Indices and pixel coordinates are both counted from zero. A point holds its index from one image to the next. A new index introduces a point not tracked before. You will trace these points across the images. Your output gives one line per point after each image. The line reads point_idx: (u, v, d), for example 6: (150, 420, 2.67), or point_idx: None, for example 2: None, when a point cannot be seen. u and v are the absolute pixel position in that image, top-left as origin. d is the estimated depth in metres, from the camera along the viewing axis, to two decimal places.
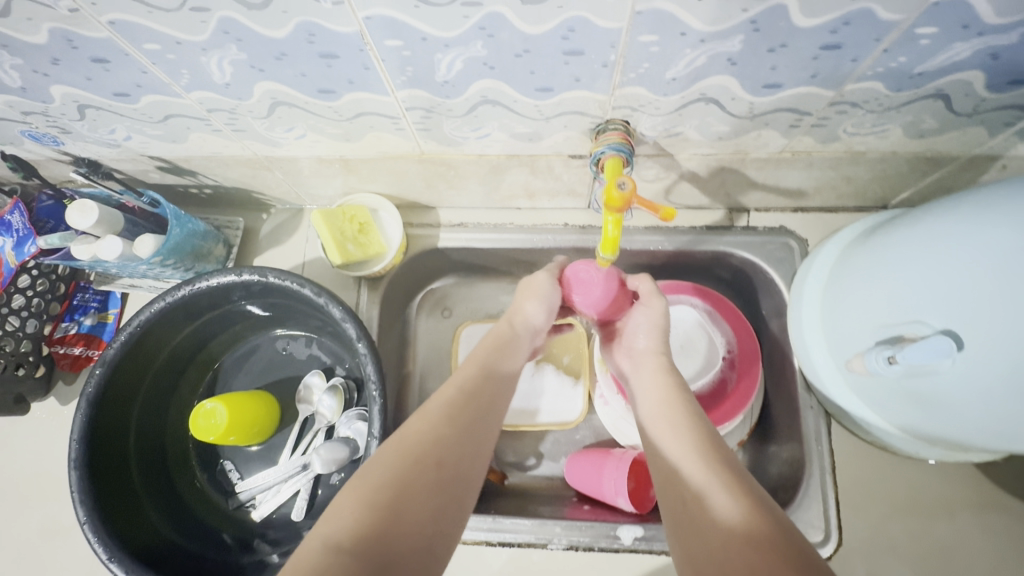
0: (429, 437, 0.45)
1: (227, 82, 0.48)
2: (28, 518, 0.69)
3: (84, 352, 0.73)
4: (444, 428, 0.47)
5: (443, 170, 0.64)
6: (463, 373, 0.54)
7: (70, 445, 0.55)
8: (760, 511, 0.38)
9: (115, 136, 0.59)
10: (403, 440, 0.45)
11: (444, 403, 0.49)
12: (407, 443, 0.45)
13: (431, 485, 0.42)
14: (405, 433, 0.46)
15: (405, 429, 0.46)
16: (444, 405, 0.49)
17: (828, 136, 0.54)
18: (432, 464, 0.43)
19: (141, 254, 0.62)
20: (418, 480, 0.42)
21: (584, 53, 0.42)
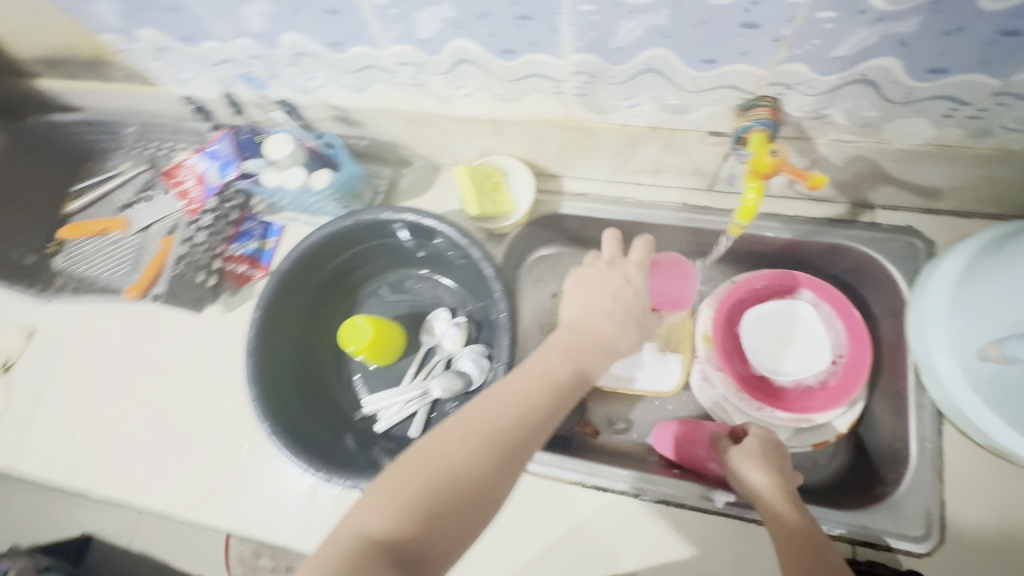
0: (438, 451, 0.47)
1: (427, 38, 0.56)
2: (190, 402, 0.81)
3: (246, 270, 0.85)
4: (470, 459, 0.46)
5: (583, 138, 0.70)
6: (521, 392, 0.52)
7: (249, 336, 0.66)
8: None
9: (312, 83, 0.69)
10: (449, 436, 0.48)
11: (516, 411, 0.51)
12: (468, 415, 0.50)
13: (455, 508, 0.45)
14: (433, 440, 0.48)
15: (467, 435, 0.48)
16: (471, 419, 0.49)
17: (981, 129, 0.55)
18: (432, 481, 0.45)
19: (316, 185, 0.72)
20: (457, 478, 0.45)
21: (758, 27, 0.46)
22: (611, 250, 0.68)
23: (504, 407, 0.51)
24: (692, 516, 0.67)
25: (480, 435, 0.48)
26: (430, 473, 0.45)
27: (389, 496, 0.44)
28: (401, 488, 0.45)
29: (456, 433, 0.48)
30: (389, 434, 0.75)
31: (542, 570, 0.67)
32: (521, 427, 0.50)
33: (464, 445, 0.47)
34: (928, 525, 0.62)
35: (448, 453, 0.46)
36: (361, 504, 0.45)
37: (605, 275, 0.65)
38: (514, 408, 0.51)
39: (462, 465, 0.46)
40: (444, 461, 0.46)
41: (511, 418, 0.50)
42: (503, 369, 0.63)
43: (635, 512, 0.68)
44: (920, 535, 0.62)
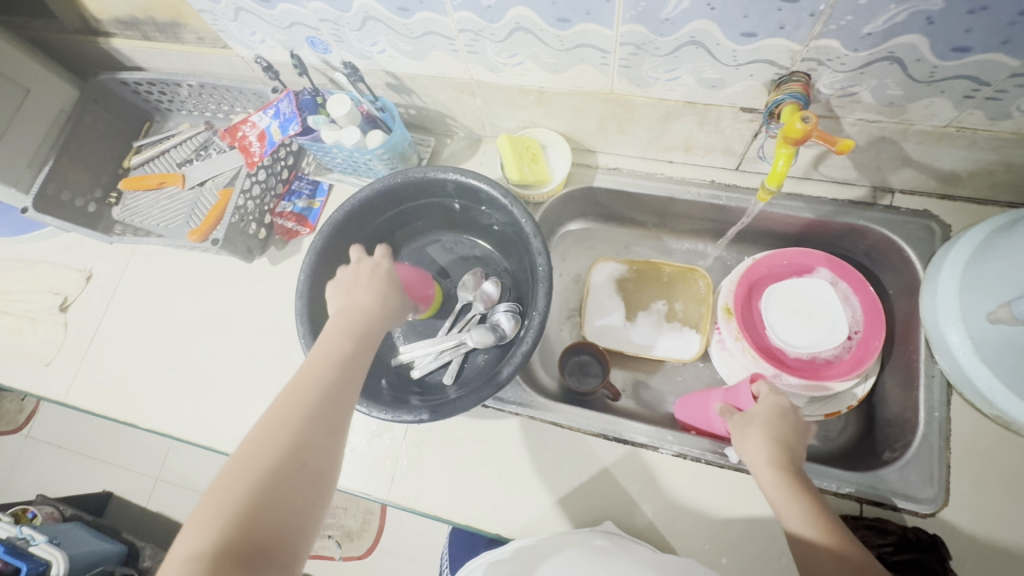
0: (271, 439, 0.48)
1: (490, 5, 0.61)
2: (237, 345, 0.86)
3: (295, 226, 0.91)
4: (273, 443, 0.47)
5: (621, 111, 0.75)
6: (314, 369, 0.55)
7: (301, 278, 0.70)
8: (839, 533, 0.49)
9: (373, 49, 0.75)
10: (281, 416, 0.50)
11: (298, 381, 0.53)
12: (261, 432, 0.48)
13: (287, 492, 0.45)
14: (253, 433, 0.48)
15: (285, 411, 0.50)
16: (283, 405, 0.50)
17: (999, 112, 0.59)
18: (255, 479, 0.45)
19: (370, 144, 0.78)
20: (261, 448, 0.47)
21: (797, 2, 0.51)
22: (360, 257, 0.71)
23: (316, 392, 0.52)
24: (709, 469, 0.71)
25: (280, 411, 0.50)
26: (262, 458, 0.46)
27: (253, 464, 0.46)
28: (237, 482, 0.45)
29: (270, 413, 0.50)
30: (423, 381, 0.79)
31: (563, 512, 0.71)
32: (310, 402, 0.51)
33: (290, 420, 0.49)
34: (934, 487, 0.65)
35: (263, 436, 0.48)
36: (220, 482, 0.45)
37: (359, 273, 0.68)
38: (314, 390, 0.52)
39: (257, 438, 0.48)
40: (269, 441, 0.47)
41: (305, 392, 0.52)
42: (540, 320, 0.66)
43: (654, 465, 0.72)
44: (926, 497, 0.65)
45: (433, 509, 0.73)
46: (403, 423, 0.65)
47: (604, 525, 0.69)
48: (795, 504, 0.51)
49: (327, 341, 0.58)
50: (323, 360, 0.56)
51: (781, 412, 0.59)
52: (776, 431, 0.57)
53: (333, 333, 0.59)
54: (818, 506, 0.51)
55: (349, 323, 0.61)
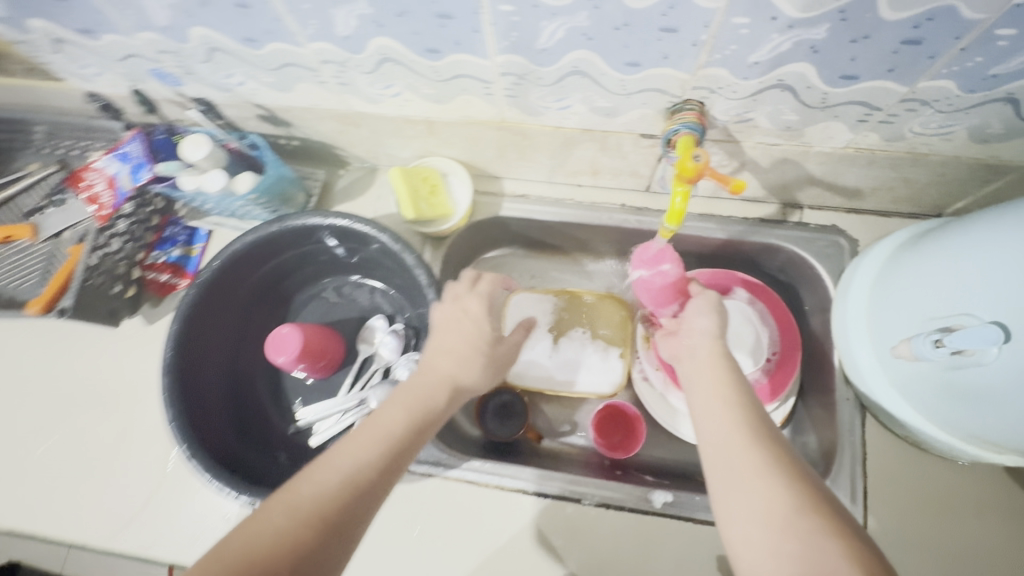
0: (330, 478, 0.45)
1: (347, 35, 0.53)
2: (107, 424, 0.75)
3: (170, 279, 0.81)
4: (335, 484, 0.44)
5: (518, 139, 0.69)
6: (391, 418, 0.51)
7: (165, 351, 0.62)
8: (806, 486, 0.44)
9: (230, 81, 0.65)
10: (297, 490, 0.44)
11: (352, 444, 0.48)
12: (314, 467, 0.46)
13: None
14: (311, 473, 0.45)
15: (311, 478, 0.45)
16: (335, 448, 0.47)
17: (894, 134, 0.57)
18: (306, 512, 0.42)
19: (238, 189, 0.68)
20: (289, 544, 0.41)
21: (677, 31, 0.46)
22: (471, 279, 0.64)
23: (376, 447, 0.48)
24: (632, 516, 0.67)
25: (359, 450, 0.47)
26: (263, 552, 0.40)
27: (274, 552, 0.40)
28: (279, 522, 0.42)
29: (361, 442, 0.48)
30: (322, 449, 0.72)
31: None
32: (388, 445, 0.49)
33: (332, 488, 0.44)
34: (853, 514, 0.64)
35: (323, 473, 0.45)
36: (241, 549, 0.40)
37: (480, 292, 0.62)
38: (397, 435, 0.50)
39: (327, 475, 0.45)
40: (289, 526, 0.42)
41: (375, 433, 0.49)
42: None
43: (577, 517, 0.68)
44: None
45: None
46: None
47: None
48: (734, 415, 0.51)
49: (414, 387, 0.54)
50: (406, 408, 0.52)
51: (715, 335, 0.61)
52: (725, 354, 0.58)
53: (405, 398, 0.53)
54: (755, 414, 0.51)
55: (419, 393, 0.53)
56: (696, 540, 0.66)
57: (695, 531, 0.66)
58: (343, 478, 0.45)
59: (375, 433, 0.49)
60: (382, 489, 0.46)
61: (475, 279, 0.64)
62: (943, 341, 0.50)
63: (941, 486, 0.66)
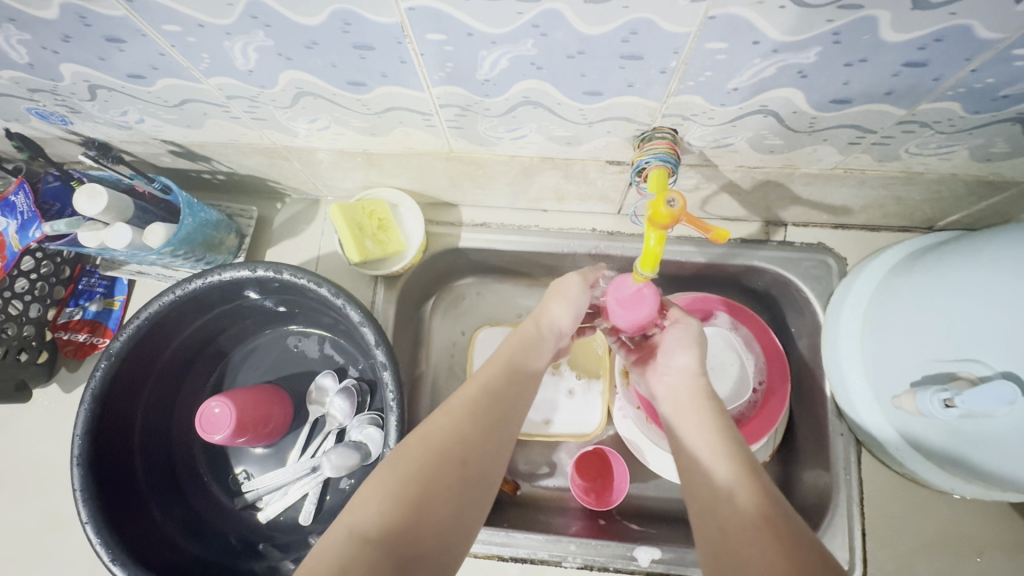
0: (443, 438, 0.43)
1: (251, 69, 0.44)
2: (25, 510, 0.66)
3: (89, 339, 0.71)
4: (448, 445, 0.43)
5: (471, 169, 0.61)
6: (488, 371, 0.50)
7: (73, 441, 0.53)
8: (762, 495, 0.40)
9: (127, 118, 0.55)
10: (432, 429, 0.44)
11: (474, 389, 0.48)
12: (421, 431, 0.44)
13: (444, 493, 0.41)
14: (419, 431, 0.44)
15: (432, 421, 0.45)
16: (445, 408, 0.46)
17: (887, 155, 0.51)
18: (416, 469, 0.41)
19: (151, 243, 0.59)
20: (428, 476, 0.41)
21: (642, 58, 0.38)
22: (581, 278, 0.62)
23: (490, 395, 0.48)
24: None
25: (456, 416, 0.45)
26: (412, 466, 0.41)
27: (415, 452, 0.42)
28: (392, 477, 0.41)
29: (473, 387, 0.48)
30: (274, 523, 0.64)
31: None
32: (487, 406, 0.47)
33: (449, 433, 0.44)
34: (851, 560, 0.60)
35: (433, 432, 0.44)
36: (389, 462, 0.42)
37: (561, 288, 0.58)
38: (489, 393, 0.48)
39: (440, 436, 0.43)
40: (419, 453, 0.42)
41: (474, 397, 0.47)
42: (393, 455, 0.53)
43: None
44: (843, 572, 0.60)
45: None
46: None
47: None
48: (720, 452, 0.44)
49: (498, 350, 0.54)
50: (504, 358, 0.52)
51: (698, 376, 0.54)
52: (706, 393, 0.52)
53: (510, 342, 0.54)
54: (740, 450, 0.44)
55: (522, 335, 0.54)
56: None
57: None
58: (471, 419, 0.45)
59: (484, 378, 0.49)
60: (505, 435, 0.46)
61: (569, 280, 0.59)
62: (953, 399, 0.44)
63: (939, 521, 0.62)
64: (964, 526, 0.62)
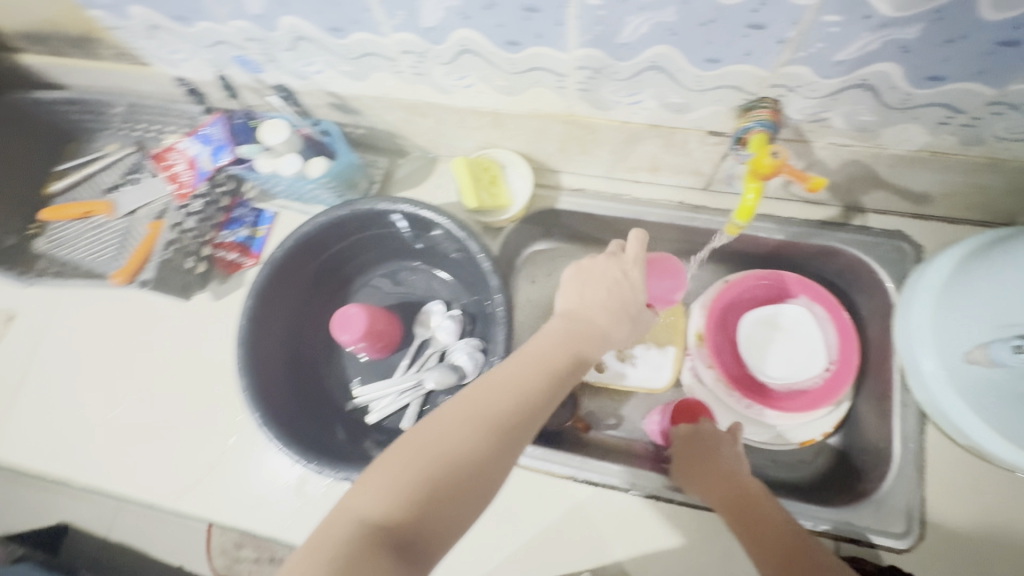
0: (460, 436, 0.45)
1: (432, 26, 0.55)
2: (177, 390, 0.80)
3: (237, 258, 0.83)
4: (465, 443, 0.44)
5: (583, 133, 0.70)
6: (519, 374, 0.51)
7: (240, 323, 0.65)
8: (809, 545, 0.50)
9: (310, 69, 0.68)
10: (423, 433, 0.45)
11: (511, 400, 0.48)
12: (407, 445, 0.45)
13: (451, 491, 0.43)
14: (432, 431, 0.45)
15: (442, 413, 0.47)
16: (472, 411, 0.47)
17: (973, 138, 0.56)
18: (415, 453, 0.44)
19: (311, 173, 0.71)
20: (440, 460, 0.43)
21: (764, 28, 0.46)
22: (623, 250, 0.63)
23: (504, 397, 0.48)
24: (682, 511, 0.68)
25: (424, 450, 0.44)
26: (424, 467, 0.43)
27: (398, 474, 0.43)
28: (408, 467, 0.43)
29: (495, 395, 0.48)
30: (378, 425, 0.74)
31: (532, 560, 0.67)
32: (512, 406, 0.48)
33: (457, 431, 0.45)
34: (909, 522, 0.64)
35: (415, 440, 0.45)
36: (405, 438, 0.45)
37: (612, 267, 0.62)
38: (514, 404, 0.48)
39: (450, 432, 0.45)
40: (436, 438, 0.45)
41: (500, 399, 0.48)
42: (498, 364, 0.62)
43: (626, 509, 0.69)
44: (901, 532, 0.64)
45: None
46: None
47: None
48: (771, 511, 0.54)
49: (527, 354, 0.53)
50: (565, 357, 0.54)
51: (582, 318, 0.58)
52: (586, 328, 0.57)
53: (568, 329, 0.56)
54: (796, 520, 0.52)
55: (579, 330, 0.56)
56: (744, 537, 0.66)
57: None
58: (470, 417, 0.46)
59: (518, 402, 0.48)
60: (517, 424, 0.47)
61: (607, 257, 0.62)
62: None
63: (1002, 498, 0.64)
64: None
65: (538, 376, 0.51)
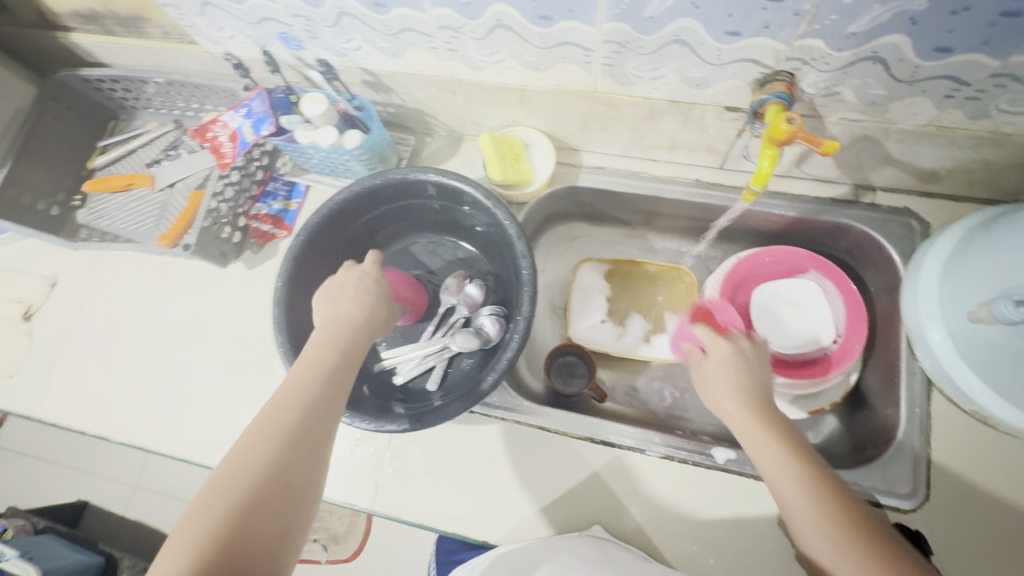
0: (262, 450, 0.48)
1: (468, 2, 0.59)
2: (213, 352, 0.84)
3: (271, 229, 0.87)
4: (248, 477, 0.46)
5: (605, 110, 0.74)
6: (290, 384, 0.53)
7: (276, 284, 0.69)
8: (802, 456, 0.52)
9: (349, 45, 0.72)
10: (253, 454, 0.47)
11: (264, 414, 0.51)
12: (242, 458, 0.47)
13: (255, 518, 0.44)
14: (241, 451, 0.48)
15: (271, 439, 0.48)
16: (257, 447, 0.48)
17: (978, 111, 0.59)
18: (270, 479, 0.46)
19: (347, 145, 0.76)
20: (262, 489, 0.45)
21: (782, 0, 0.50)
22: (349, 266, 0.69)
23: (294, 412, 0.51)
24: (695, 471, 0.71)
25: (247, 472, 0.46)
26: (234, 486, 0.45)
27: (232, 490, 0.45)
28: (237, 480, 0.45)
29: (279, 409, 0.51)
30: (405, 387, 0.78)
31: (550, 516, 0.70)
32: (286, 423, 0.50)
33: (259, 452, 0.48)
34: (915, 484, 0.66)
35: (254, 457, 0.47)
36: (228, 479, 0.46)
37: (348, 281, 0.66)
38: (275, 425, 0.50)
39: (258, 451, 0.48)
40: (252, 459, 0.47)
41: (274, 420, 0.50)
42: (524, 325, 0.65)
43: (641, 468, 0.72)
44: (906, 493, 0.66)
45: (420, 518, 0.72)
46: (382, 431, 0.63)
47: (592, 530, 0.68)
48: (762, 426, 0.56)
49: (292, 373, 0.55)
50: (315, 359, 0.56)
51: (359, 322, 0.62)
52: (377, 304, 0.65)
53: (318, 345, 0.57)
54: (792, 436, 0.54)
55: (331, 342, 0.58)
56: (756, 495, 0.69)
57: (756, 489, 0.69)
58: (261, 433, 0.49)
59: (272, 410, 0.51)
60: (304, 450, 0.49)
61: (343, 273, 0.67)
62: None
63: (1006, 462, 0.67)
64: None
65: (307, 387, 0.53)
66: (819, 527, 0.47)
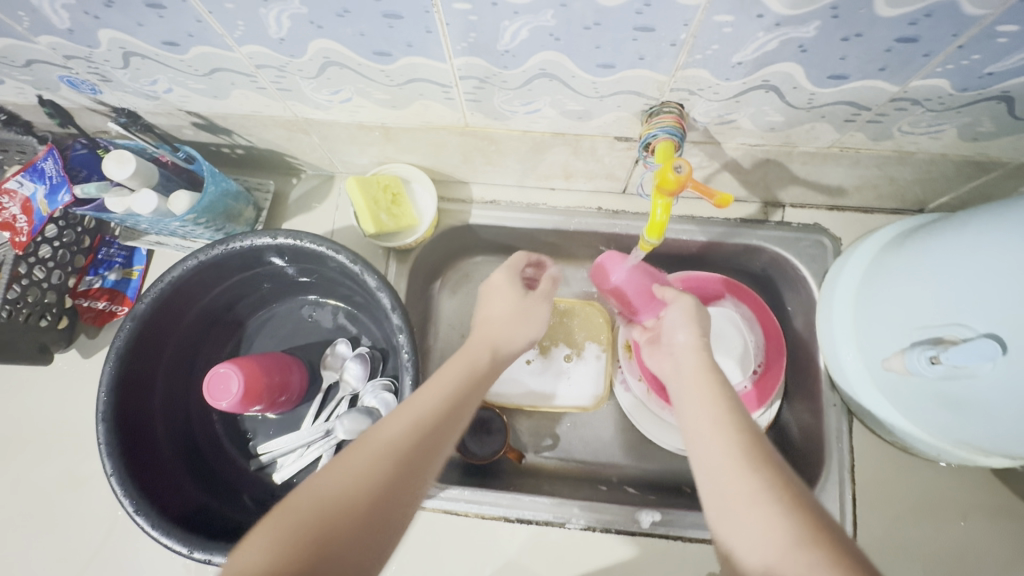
0: (350, 476, 0.39)
1: (283, 37, 0.47)
2: (49, 466, 0.69)
3: (108, 306, 0.73)
4: (315, 510, 0.37)
5: (485, 144, 0.63)
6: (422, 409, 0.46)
7: (97, 398, 0.55)
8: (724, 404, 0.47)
9: (156, 87, 0.57)
10: (326, 484, 0.38)
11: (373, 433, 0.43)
12: (321, 484, 0.38)
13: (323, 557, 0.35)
14: (326, 473, 0.39)
15: (361, 460, 0.40)
16: (338, 472, 0.39)
17: (881, 132, 0.54)
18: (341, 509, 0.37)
19: (175, 210, 0.61)
20: (334, 523, 0.36)
21: (653, 30, 0.41)
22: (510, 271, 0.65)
23: (407, 438, 0.43)
24: (620, 539, 0.65)
25: (325, 503, 0.37)
26: (308, 513, 0.36)
27: (297, 523, 0.36)
28: (309, 515, 0.36)
29: (389, 434, 0.43)
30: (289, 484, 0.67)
31: None
32: (400, 452, 0.41)
33: (349, 476, 0.39)
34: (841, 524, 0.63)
35: (333, 479, 0.39)
36: (292, 507, 0.37)
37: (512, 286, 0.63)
38: (388, 454, 0.41)
39: (345, 477, 0.39)
40: (336, 488, 0.38)
41: (379, 445, 0.42)
42: None
43: (561, 544, 0.65)
44: None
45: None
46: None
47: None
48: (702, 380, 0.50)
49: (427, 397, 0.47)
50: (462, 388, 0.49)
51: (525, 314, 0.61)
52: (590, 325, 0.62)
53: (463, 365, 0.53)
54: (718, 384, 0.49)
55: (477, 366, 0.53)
56: (684, 558, 0.63)
57: (684, 552, 0.64)
58: (375, 459, 0.40)
59: (394, 432, 0.43)
60: (401, 486, 0.40)
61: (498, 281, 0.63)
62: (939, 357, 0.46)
63: (927, 487, 0.65)
64: (953, 492, 0.64)
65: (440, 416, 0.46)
66: (729, 476, 0.41)
